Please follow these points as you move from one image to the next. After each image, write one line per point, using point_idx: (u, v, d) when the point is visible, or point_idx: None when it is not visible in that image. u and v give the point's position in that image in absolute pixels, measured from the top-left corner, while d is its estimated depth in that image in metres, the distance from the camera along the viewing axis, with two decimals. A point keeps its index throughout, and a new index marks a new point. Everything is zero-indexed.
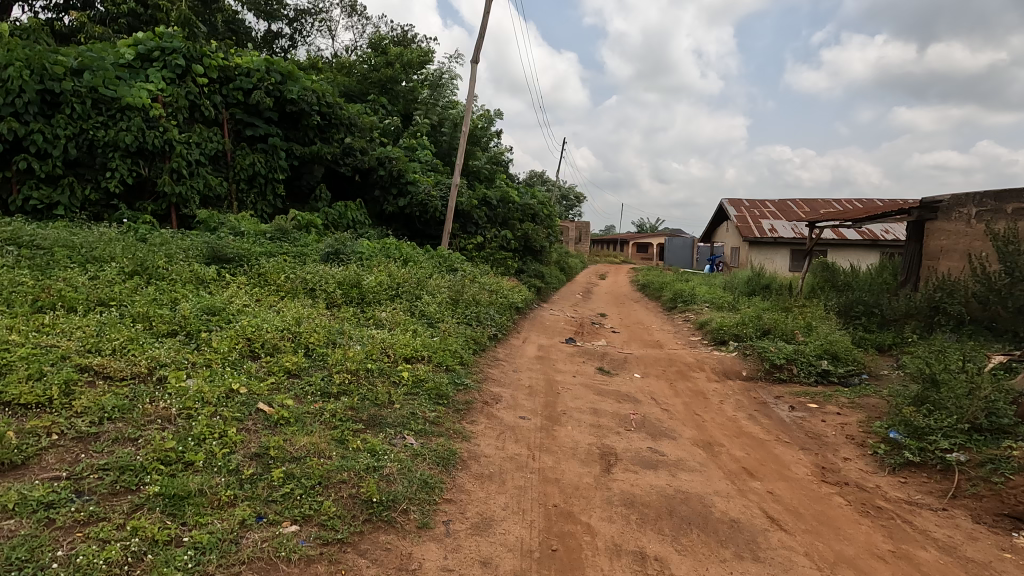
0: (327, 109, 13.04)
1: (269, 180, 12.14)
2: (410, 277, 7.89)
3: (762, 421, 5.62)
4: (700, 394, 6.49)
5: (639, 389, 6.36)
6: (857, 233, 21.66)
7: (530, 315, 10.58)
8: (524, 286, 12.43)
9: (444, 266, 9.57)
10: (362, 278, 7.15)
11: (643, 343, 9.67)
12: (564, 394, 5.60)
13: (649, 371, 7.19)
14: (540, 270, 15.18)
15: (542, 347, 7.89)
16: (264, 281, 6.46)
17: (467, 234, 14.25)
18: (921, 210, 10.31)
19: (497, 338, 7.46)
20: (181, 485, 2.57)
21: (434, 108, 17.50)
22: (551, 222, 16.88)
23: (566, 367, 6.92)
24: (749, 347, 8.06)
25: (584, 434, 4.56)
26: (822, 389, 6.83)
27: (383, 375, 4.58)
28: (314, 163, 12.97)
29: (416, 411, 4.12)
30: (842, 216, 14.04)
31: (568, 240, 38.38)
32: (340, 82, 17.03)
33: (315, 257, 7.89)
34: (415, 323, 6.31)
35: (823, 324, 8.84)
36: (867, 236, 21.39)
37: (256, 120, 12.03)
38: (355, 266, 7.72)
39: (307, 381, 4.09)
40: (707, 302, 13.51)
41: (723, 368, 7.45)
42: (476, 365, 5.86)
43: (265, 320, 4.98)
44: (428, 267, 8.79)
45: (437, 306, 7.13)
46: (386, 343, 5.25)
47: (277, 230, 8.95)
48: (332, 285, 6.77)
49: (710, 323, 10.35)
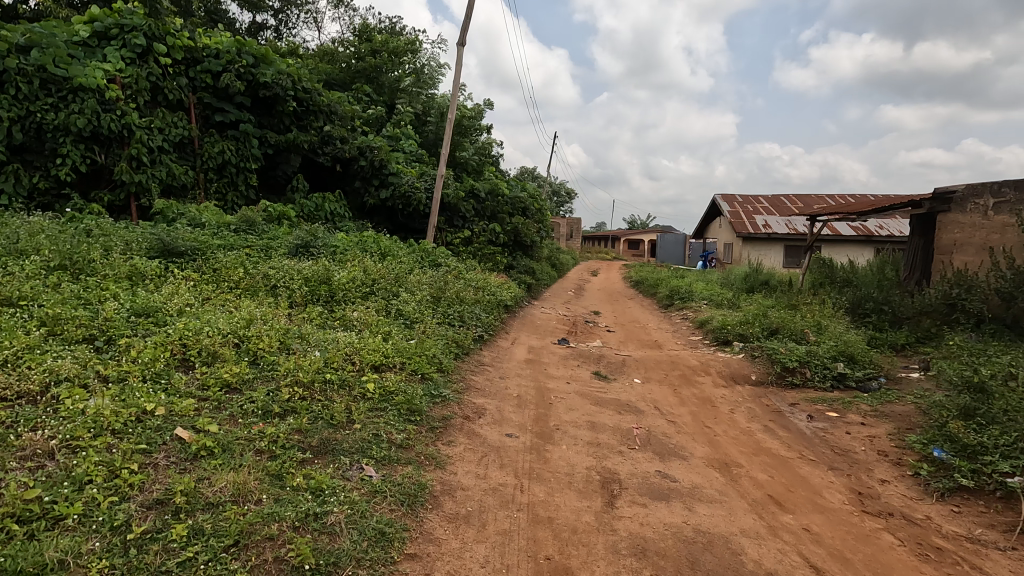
0: (304, 95, 12.26)
1: (241, 170, 11.35)
2: (387, 273, 7.18)
3: (779, 433, 4.98)
4: (707, 401, 5.84)
5: (640, 397, 5.69)
6: (850, 228, 21.23)
7: (520, 313, 9.91)
8: (513, 283, 11.75)
9: (427, 261, 8.86)
10: (333, 274, 6.43)
11: (641, 344, 9.02)
12: (557, 404, 4.93)
13: (650, 376, 6.53)
14: (530, 266, 14.52)
15: (532, 349, 7.22)
16: (219, 277, 5.73)
17: (454, 228, 13.54)
18: (932, 202, 9.77)
19: (483, 340, 6.77)
20: (34, 556, 1.86)
21: (420, 96, 16.73)
22: (542, 216, 16.20)
23: (559, 372, 6.24)
24: (757, 348, 7.44)
25: (580, 456, 3.89)
26: (840, 395, 6.21)
27: (344, 387, 3.87)
28: (289, 152, 12.19)
29: (380, 432, 3.43)
30: (844, 209, 13.50)
31: (560, 236, 37.70)
32: (320, 69, 16.20)
33: (282, 251, 7.15)
34: (389, 325, 5.60)
35: (833, 322, 8.23)
36: (861, 231, 20.96)
37: (226, 105, 11.23)
38: (326, 260, 7.00)
39: (248, 398, 3.37)
40: (705, 299, 12.90)
41: (729, 371, 6.82)
42: (458, 371, 5.17)
43: (208, 321, 4.26)
44: (409, 262, 8.08)
45: (416, 305, 6.43)
46: (353, 348, 4.54)
47: (243, 222, 8.20)
48: (297, 281, 6.05)
49: (711, 322, 9.72)
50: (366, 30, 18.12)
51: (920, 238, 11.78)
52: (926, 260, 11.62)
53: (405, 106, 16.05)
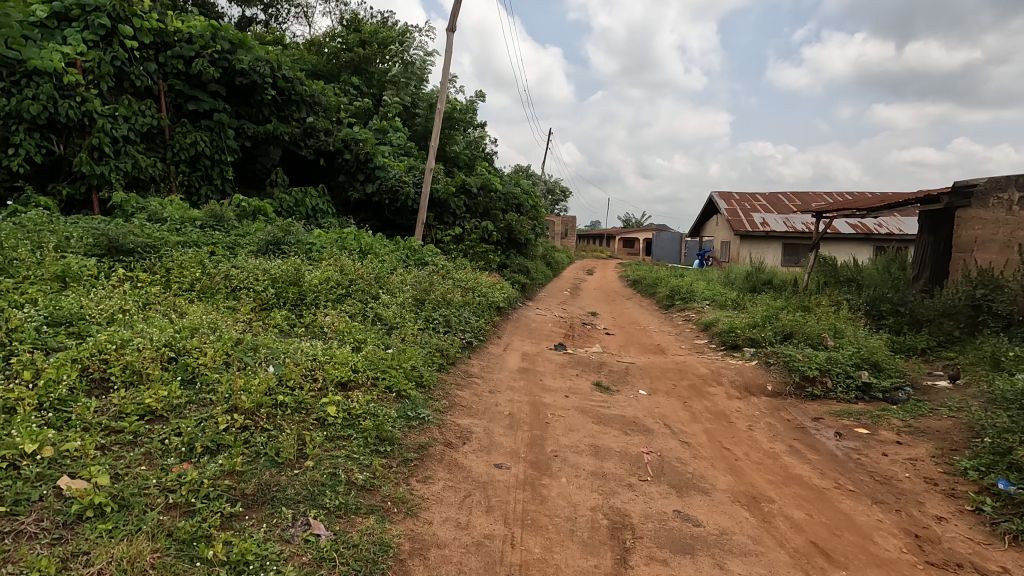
0: (284, 83, 11.57)
1: (216, 163, 10.65)
2: (366, 272, 6.52)
3: (807, 456, 4.37)
4: (721, 417, 5.22)
5: (647, 412, 5.06)
6: (851, 226, 20.73)
7: (513, 315, 9.27)
8: (507, 283, 11.10)
9: (412, 260, 8.21)
10: (304, 274, 5.77)
11: (643, 349, 8.40)
12: (554, 424, 4.29)
13: (656, 386, 5.91)
14: (524, 265, 13.87)
15: (527, 357, 6.58)
16: (171, 279, 5.06)
17: (444, 225, 12.87)
18: (951, 196, 9.19)
19: (472, 347, 6.13)
20: None
21: (409, 88, 16.04)
22: (536, 212, 15.57)
23: (556, 383, 5.61)
24: (771, 354, 6.83)
25: (584, 492, 3.25)
26: (866, 408, 5.61)
27: (299, 412, 3.21)
28: (269, 144, 11.49)
29: (338, 471, 2.78)
30: (851, 205, 12.94)
31: (554, 234, 37.05)
32: (305, 59, 15.47)
33: (250, 249, 6.47)
34: (363, 332, 4.95)
35: (850, 326, 7.64)
36: (861, 229, 20.46)
37: (199, 93, 10.52)
38: (298, 259, 6.33)
39: (173, 430, 2.72)
40: (708, 299, 12.31)
41: (742, 380, 6.21)
42: (441, 386, 4.52)
43: (143, 330, 3.59)
44: (392, 261, 7.41)
45: (398, 309, 5.77)
46: (318, 360, 3.90)
47: (212, 217, 7.52)
48: (262, 283, 5.39)
49: (717, 325, 9.11)
50: (353, 19, 17.40)
51: (932, 236, 11.25)
52: (937, 259, 11.11)
53: (394, 98, 15.35)
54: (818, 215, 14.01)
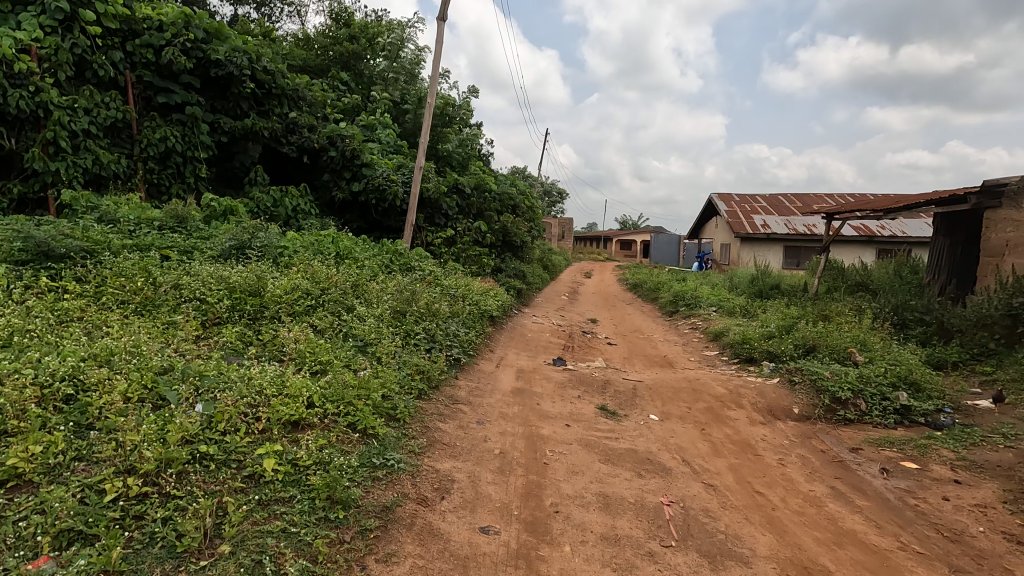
0: (264, 76, 10.84)
1: (189, 160, 9.92)
2: (342, 280, 5.80)
3: (856, 501, 3.67)
4: (746, 448, 4.51)
5: (662, 444, 4.35)
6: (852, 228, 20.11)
7: (507, 325, 8.56)
8: (501, 290, 10.37)
9: (397, 265, 7.48)
10: (266, 283, 5.04)
11: (649, 363, 7.69)
12: (555, 465, 3.57)
13: (669, 409, 5.20)
14: (519, 269, 13.16)
15: (522, 375, 5.86)
16: (106, 289, 4.32)
17: (435, 226, 12.14)
18: (979, 196, 8.52)
19: (460, 365, 5.41)
20: None
21: (399, 84, 15.32)
22: (532, 214, 14.87)
23: (556, 408, 4.90)
24: (794, 371, 6.13)
25: (594, 568, 2.53)
26: (910, 436, 4.91)
27: (226, 467, 2.49)
28: (247, 140, 10.75)
29: (265, 559, 2.06)
30: (864, 207, 12.27)
31: (551, 236, 36.31)
32: (290, 53, 14.74)
33: (209, 253, 5.73)
34: (329, 354, 4.23)
35: (877, 338, 6.95)
36: (862, 231, 19.81)
37: (171, 84, 9.79)
38: (264, 265, 5.60)
39: (35, 505, 1.99)
40: (715, 306, 11.61)
41: (766, 402, 5.50)
42: (419, 419, 3.79)
43: (37, 359, 2.85)
44: (373, 267, 6.67)
45: (374, 323, 5.06)
46: (265, 390, 3.18)
47: (173, 218, 6.77)
48: (216, 295, 4.66)
49: (729, 337, 8.41)
50: (343, 13, 16.68)
51: (948, 239, 10.74)
52: (950, 263, 10.65)
53: (383, 94, 14.64)
54: (828, 217, 13.35)
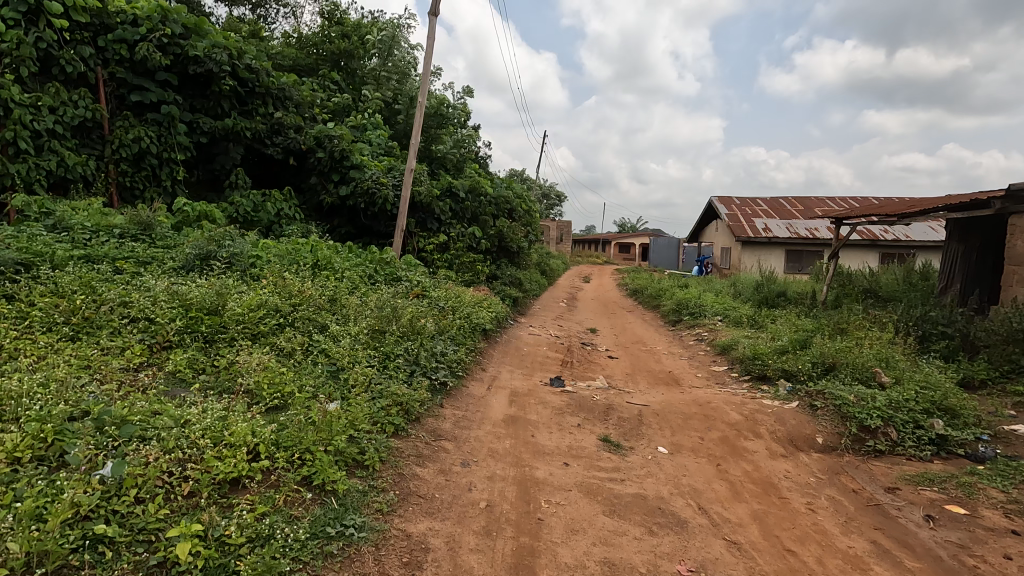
0: (246, 74, 10.29)
1: (165, 162, 9.37)
2: (317, 295, 5.25)
3: (905, 562, 3.12)
4: (769, 490, 3.97)
5: (675, 486, 3.80)
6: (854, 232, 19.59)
7: (502, 338, 8.00)
8: (496, 299, 9.82)
9: (383, 276, 6.93)
10: (227, 300, 4.50)
11: (654, 380, 7.13)
12: (552, 523, 3.02)
13: (680, 440, 4.66)
14: (516, 277, 12.63)
15: (515, 399, 5.30)
16: (36, 310, 3.77)
17: (428, 232, 11.60)
18: (1004, 201, 7.99)
19: (446, 390, 4.88)
20: None
21: (391, 84, 14.78)
22: (529, 218, 14.33)
23: (553, 441, 4.35)
24: (814, 394, 5.58)
25: None
26: (951, 472, 4.37)
27: (126, 558, 1.94)
28: (228, 141, 10.21)
29: None
30: (875, 211, 11.75)
31: (549, 240, 35.78)
32: (279, 53, 14.12)
33: (170, 264, 5.18)
34: (291, 385, 3.69)
35: (900, 355, 6.42)
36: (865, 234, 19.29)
37: (146, 82, 9.23)
38: (229, 278, 5.05)
39: None
40: (720, 315, 11.07)
41: (786, 430, 4.96)
42: (392, 465, 3.24)
43: None
44: (353, 279, 6.12)
45: (349, 345, 4.52)
46: (200, 439, 2.63)
47: (138, 225, 6.22)
48: (168, 315, 4.12)
49: (738, 351, 7.87)
50: (335, 10, 16.08)
51: (961, 245, 10.23)
52: (966, 267, 10.12)
53: (375, 94, 14.09)
54: (836, 222, 12.84)
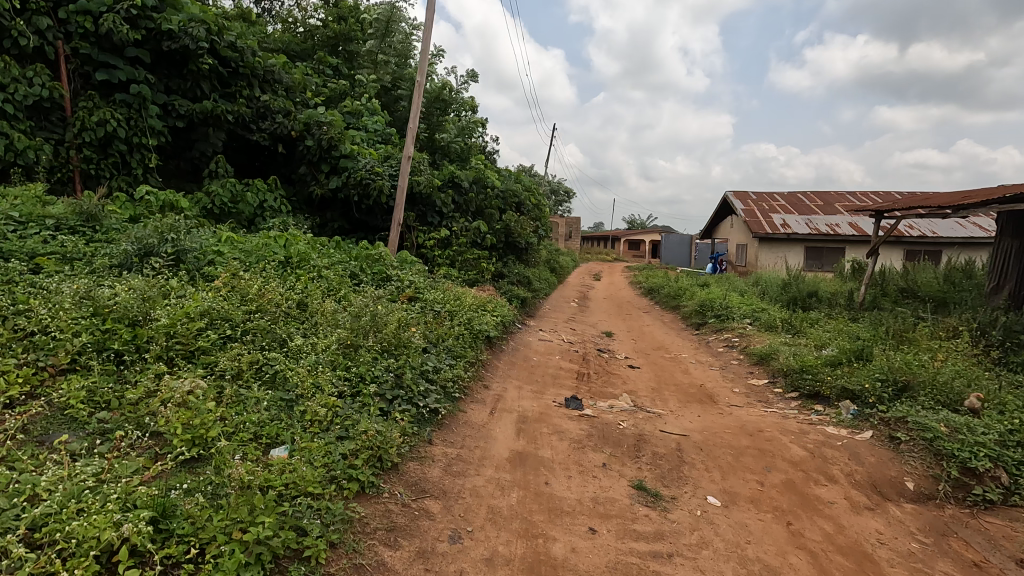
0: (226, 51, 9.34)
1: (136, 148, 8.45)
2: (280, 299, 4.29)
3: None
4: (866, 566, 2.94)
5: (741, 565, 2.79)
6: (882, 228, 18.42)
7: (508, 346, 7.03)
8: (502, 300, 8.83)
9: (371, 275, 5.97)
10: (157, 308, 3.56)
11: (685, 398, 6.11)
12: None
13: (734, 486, 3.65)
14: (524, 275, 11.65)
15: (523, 429, 4.30)
16: None
17: (428, 226, 10.62)
18: None
19: (438, 420, 3.90)
20: None
21: (390, 68, 13.80)
22: (538, 212, 13.34)
23: (572, 492, 3.35)
24: (892, 423, 4.53)
25: None
26: None
27: None
28: (208, 126, 9.29)
29: None
30: (920, 204, 10.65)
31: (558, 236, 34.75)
32: (271, 36, 13.07)
33: (100, 261, 4.23)
34: (219, 428, 2.73)
35: (985, 372, 5.35)
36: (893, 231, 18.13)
37: (113, 59, 8.28)
38: (170, 279, 4.10)
39: None
40: (750, 319, 10.01)
41: (865, 471, 3.93)
42: (346, 551, 2.26)
43: None
44: (331, 279, 5.13)
45: (311, 366, 3.56)
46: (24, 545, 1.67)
47: (79, 215, 5.26)
48: (70, 328, 3.17)
49: (781, 362, 6.81)
50: None
51: (1017, 241, 9.18)
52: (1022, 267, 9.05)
53: (371, 79, 13.11)
54: (876, 215, 11.69)
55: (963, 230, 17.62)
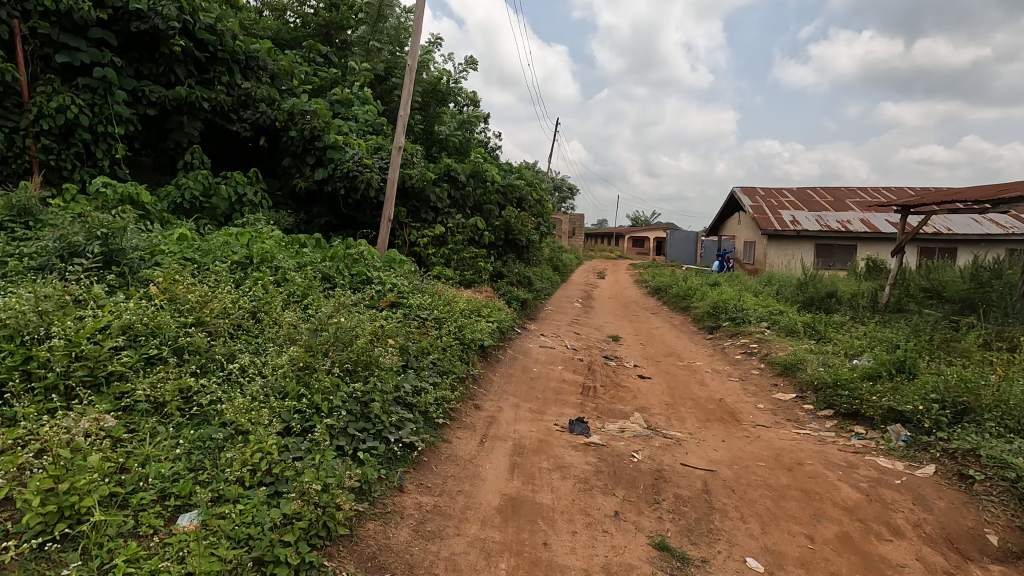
0: (202, 33, 8.63)
1: (102, 137, 7.77)
2: (229, 309, 3.61)
3: None
4: None
5: None
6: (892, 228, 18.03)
7: (505, 356, 6.34)
8: (500, 303, 8.13)
9: (351, 278, 5.27)
10: (63, 323, 2.87)
11: (704, 416, 5.40)
12: None
13: (778, 543, 2.93)
14: (524, 274, 10.95)
15: (518, 465, 3.61)
16: None
17: (421, 222, 9.92)
18: None
19: (414, 458, 3.21)
20: None
21: (384, 56, 13.08)
22: (541, 207, 12.62)
23: (577, 558, 2.63)
24: (959, 456, 3.80)
25: None
26: None
27: None
28: (183, 114, 8.61)
29: None
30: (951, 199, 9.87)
31: (561, 233, 34.06)
32: (259, 22, 12.37)
33: (14, 263, 3.54)
34: (103, 492, 2.05)
35: None
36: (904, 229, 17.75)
37: (76, 40, 7.58)
38: (94, 285, 3.41)
39: None
40: (768, 323, 9.27)
41: (937, 521, 3.20)
42: None
43: None
44: (299, 282, 4.44)
45: (251, 398, 2.86)
46: None
47: (9, 210, 4.58)
48: None
49: (811, 375, 6.08)
50: None
51: None
52: None
53: (363, 67, 12.40)
54: (902, 211, 10.92)
55: (980, 227, 16.82)
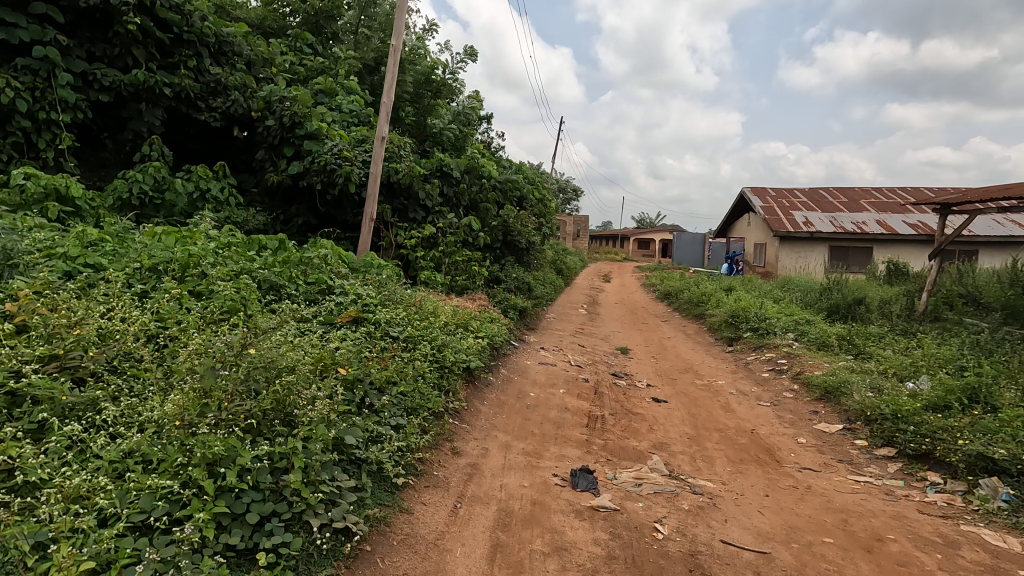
0: (164, 10, 7.72)
1: (45, 125, 6.87)
2: (113, 335, 2.71)
3: None
4: None
5: None
6: (910, 228, 17.08)
7: (497, 378, 5.38)
8: (494, 313, 7.18)
9: (308, 289, 4.34)
10: None
11: (737, 457, 4.43)
12: None
13: None
14: (524, 279, 9.99)
15: (502, 546, 2.65)
16: None
17: (410, 222, 8.98)
18: None
19: (351, 548, 2.26)
20: None
21: (374, 44, 12.15)
22: (543, 207, 11.67)
23: None
24: None
25: None
26: None
27: None
28: (142, 102, 7.72)
29: None
30: (1000, 196, 8.84)
31: (565, 235, 33.04)
32: (239, 6, 11.42)
33: None
34: None
35: None
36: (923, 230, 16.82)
37: (15, 15, 6.67)
38: None
39: None
40: (796, 335, 8.27)
41: None
42: None
43: None
44: (230, 292, 3.52)
45: (94, 477, 1.93)
46: None
47: None
48: None
49: (860, 403, 5.08)
50: None
51: None
52: None
53: (351, 55, 11.47)
54: (939, 210, 9.89)
55: (1003, 228, 15.72)
